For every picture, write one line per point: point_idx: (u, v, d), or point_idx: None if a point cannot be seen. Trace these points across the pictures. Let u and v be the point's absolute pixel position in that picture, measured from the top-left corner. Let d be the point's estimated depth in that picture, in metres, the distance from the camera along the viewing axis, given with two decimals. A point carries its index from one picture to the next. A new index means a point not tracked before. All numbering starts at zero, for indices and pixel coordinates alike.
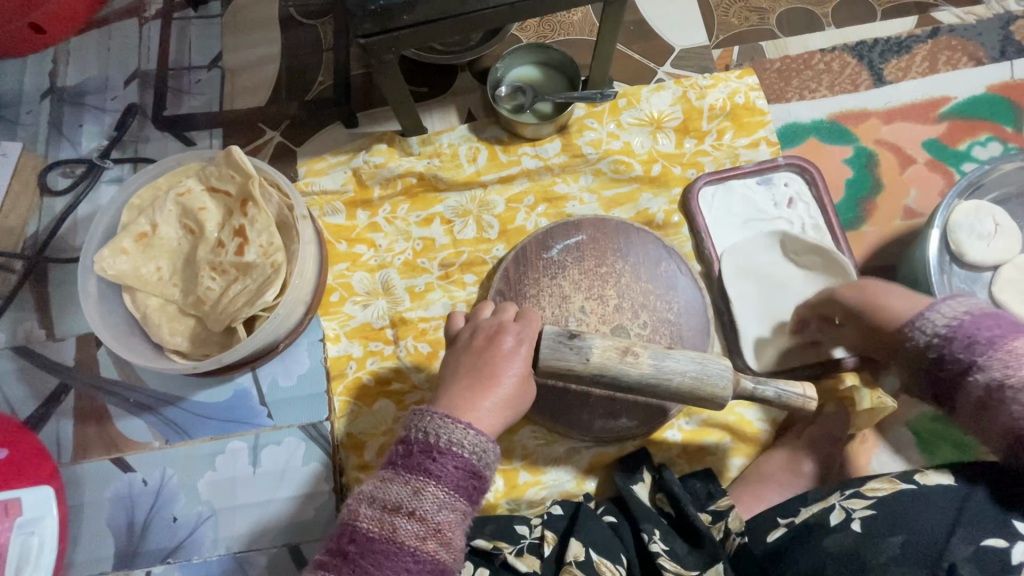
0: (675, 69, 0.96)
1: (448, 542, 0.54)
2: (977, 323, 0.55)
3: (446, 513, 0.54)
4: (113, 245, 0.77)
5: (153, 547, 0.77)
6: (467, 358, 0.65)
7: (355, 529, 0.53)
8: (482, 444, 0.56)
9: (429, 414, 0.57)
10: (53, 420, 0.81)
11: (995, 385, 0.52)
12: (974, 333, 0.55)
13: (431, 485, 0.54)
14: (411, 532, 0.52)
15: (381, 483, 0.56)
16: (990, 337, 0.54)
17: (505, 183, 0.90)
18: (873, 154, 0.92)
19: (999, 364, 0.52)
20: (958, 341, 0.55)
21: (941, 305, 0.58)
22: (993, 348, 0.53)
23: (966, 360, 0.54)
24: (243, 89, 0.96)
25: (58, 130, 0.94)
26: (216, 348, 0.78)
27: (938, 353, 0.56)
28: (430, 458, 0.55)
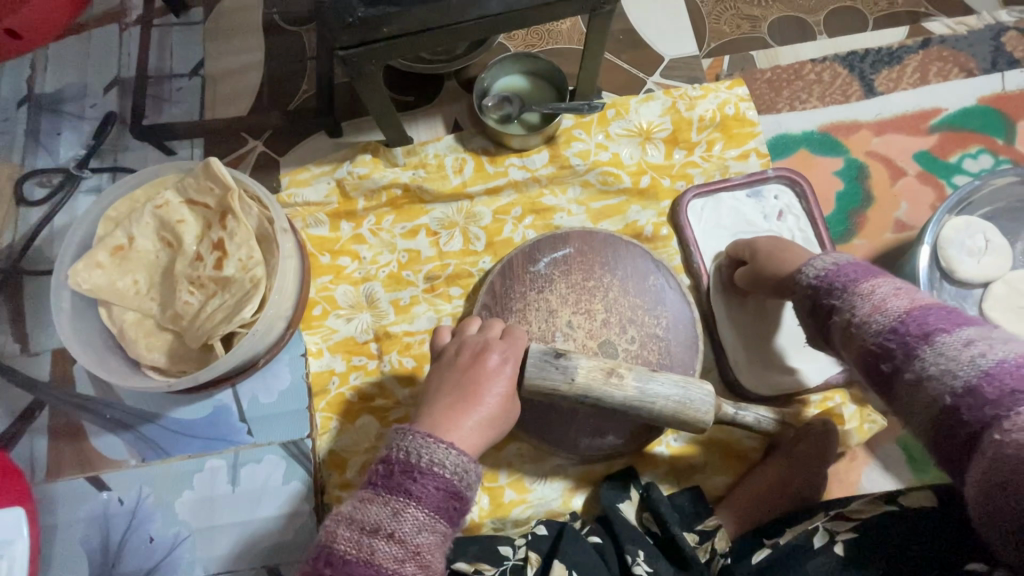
0: (664, 79, 0.95)
1: (428, 565, 0.52)
2: (841, 271, 0.59)
3: (427, 535, 0.52)
4: (88, 258, 0.75)
5: (128, 568, 0.75)
6: (448, 377, 0.64)
7: (332, 551, 0.52)
8: (465, 464, 0.55)
9: (411, 432, 0.56)
10: (27, 437, 0.80)
11: (847, 321, 0.55)
12: (835, 282, 0.59)
13: (411, 506, 0.52)
14: (389, 555, 0.51)
15: (361, 504, 0.54)
16: (847, 281, 0.58)
17: (492, 194, 0.89)
18: (864, 166, 0.91)
19: (848, 304, 0.56)
20: (821, 289, 0.60)
21: (816, 259, 0.63)
22: (848, 291, 0.57)
23: (829, 302, 0.58)
24: (225, 97, 0.94)
25: (35, 138, 0.92)
26: (194, 364, 0.76)
27: (814, 300, 0.61)
28: (411, 479, 0.53)
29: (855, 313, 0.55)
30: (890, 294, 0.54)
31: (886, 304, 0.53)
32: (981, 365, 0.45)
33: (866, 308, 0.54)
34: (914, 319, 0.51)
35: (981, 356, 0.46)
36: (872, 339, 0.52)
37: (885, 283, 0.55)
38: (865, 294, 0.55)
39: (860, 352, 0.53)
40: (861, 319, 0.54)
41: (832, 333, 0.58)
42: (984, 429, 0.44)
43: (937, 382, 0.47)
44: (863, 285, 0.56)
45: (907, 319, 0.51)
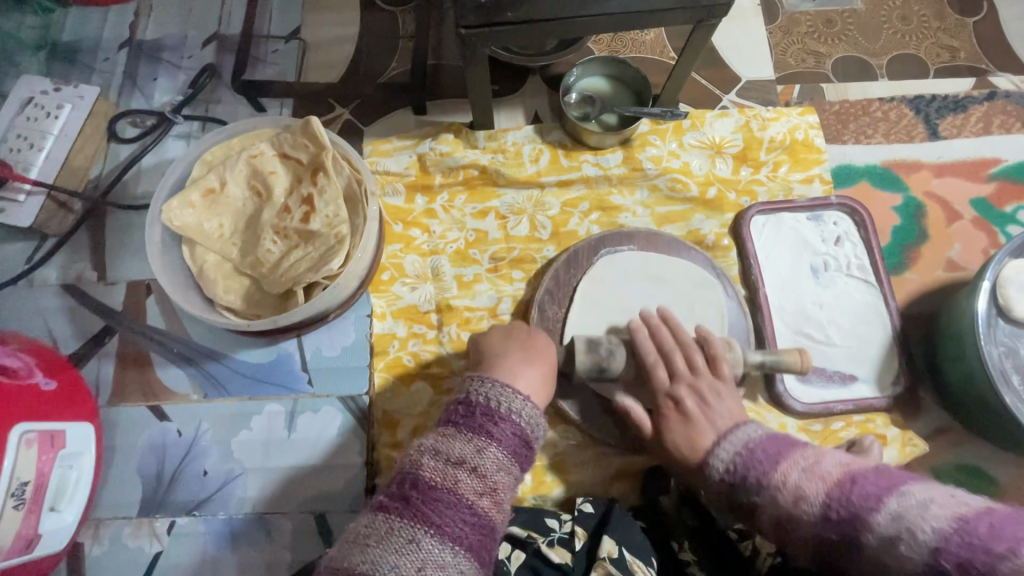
0: (739, 98, 0.98)
1: (499, 503, 0.57)
2: (748, 460, 0.63)
3: (502, 475, 0.57)
4: (182, 197, 0.79)
5: (181, 497, 0.78)
6: (510, 340, 0.71)
7: (418, 477, 0.55)
8: (538, 416, 0.60)
9: (490, 381, 0.61)
10: (94, 361, 0.83)
11: (778, 518, 0.59)
12: (747, 471, 0.63)
13: (492, 447, 0.57)
14: (471, 487, 0.55)
15: (442, 439, 0.58)
16: (759, 472, 0.62)
17: (563, 187, 0.92)
18: (922, 205, 0.94)
19: (770, 501, 0.60)
20: (737, 484, 0.63)
21: (722, 440, 0.67)
22: (763, 484, 0.61)
23: (750, 496, 0.62)
24: (318, 65, 0.98)
25: (133, 81, 0.96)
26: (269, 309, 0.79)
27: (729, 484, 0.64)
28: (492, 421, 0.58)
29: (785, 502, 0.59)
30: (803, 478, 0.59)
31: (806, 492, 0.58)
32: (931, 523, 0.49)
33: (789, 498, 0.58)
34: (845, 494, 0.55)
35: (922, 522, 0.49)
36: (813, 531, 0.56)
37: (794, 467, 0.60)
38: (778, 482, 0.60)
39: (807, 539, 0.57)
40: (789, 508, 0.58)
41: (758, 522, 0.62)
42: None
43: (895, 552, 0.50)
44: (774, 473, 0.61)
45: (835, 497, 0.55)
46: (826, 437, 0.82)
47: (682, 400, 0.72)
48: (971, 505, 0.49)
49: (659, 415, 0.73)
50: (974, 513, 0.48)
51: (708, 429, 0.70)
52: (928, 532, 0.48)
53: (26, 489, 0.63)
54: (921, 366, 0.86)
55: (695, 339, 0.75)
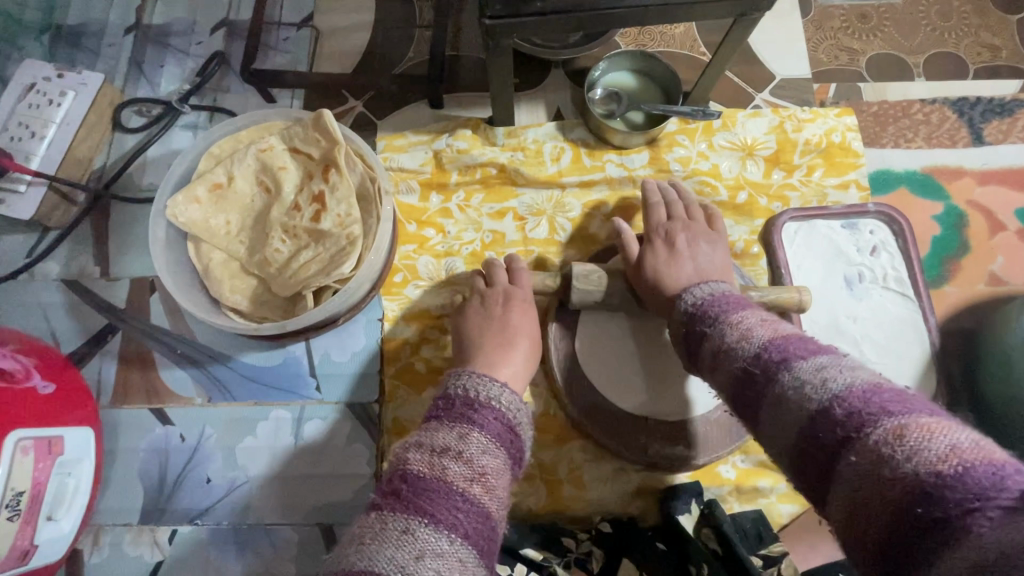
0: (773, 97, 0.93)
1: (495, 490, 0.52)
2: (716, 302, 0.58)
3: (491, 459, 0.52)
4: (188, 192, 0.76)
5: (183, 505, 0.75)
6: (488, 325, 0.73)
7: (405, 471, 0.50)
8: (518, 401, 0.58)
9: (466, 373, 0.59)
10: (96, 360, 0.80)
11: (718, 347, 0.53)
12: (710, 310, 0.57)
13: (476, 431, 0.53)
14: (460, 473, 0.50)
15: (425, 434, 0.54)
16: (720, 312, 0.56)
17: (585, 188, 0.88)
18: (963, 215, 0.89)
19: (717, 334, 0.54)
20: (696, 317, 0.58)
21: (693, 288, 0.62)
22: (720, 321, 0.55)
23: (703, 328, 0.56)
24: (330, 54, 0.94)
25: (139, 68, 0.92)
26: (277, 312, 0.76)
27: (692, 317, 0.59)
28: (473, 409, 0.55)
29: (726, 340, 0.52)
30: (755, 325, 0.52)
31: (751, 334, 0.51)
32: (844, 377, 0.42)
33: (734, 337, 0.52)
34: (777, 347, 0.48)
35: (839, 375, 0.43)
36: (744, 363, 0.49)
37: (752, 316, 0.53)
38: (731, 327, 0.53)
39: (732, 373, 0.50)
40: (729, 345, 0.51)
41: (702, 360, 0.56)
42: (841, 446, 0.40)
43: (809, 390, 0.43)
44: (731, 316, 0.54)
45: (772, 343, 0.48)
46: None
47: (673, 234, 0.76)
48: (889, 378, 0.43)
49: (648, 245, 0.75)
50: (890, 385, 0.42)
51: (688, 266, 0.72)
52: (838, 382, 0.42)
53: (20, 499, 0.59)
54: (959, 385, 0.82)
55: (696, 204, 0.81)
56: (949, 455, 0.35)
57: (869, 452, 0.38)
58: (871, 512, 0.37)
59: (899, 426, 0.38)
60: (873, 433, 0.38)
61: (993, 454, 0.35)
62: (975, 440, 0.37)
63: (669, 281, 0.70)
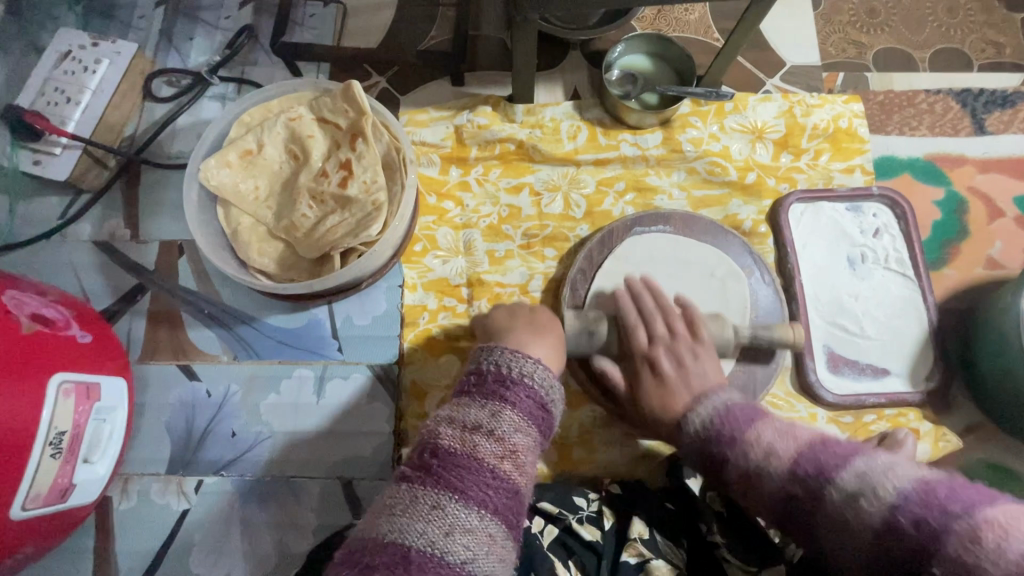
0: (783, 83, 0.96)
1: (522, 467, 0.56)
2: (726, 418, 0.64)
3: (520, 438, 0.56)
4: (220, 156, 0.79)
5: (210, 457, 0.78)
6: (516, 320, 0.71)
7: (437, 445, 0.54)
8: (550, 378, 0.60)
9: (499, 349, 0.61)
10: (126, 318, 0.83)
11: (746, 469, 0.60)
12: (728, 429, 0.63)
13: (507, 409, 0.56)
14: (490, 452, 0.54)
15: (457, 409, 0.58)
16: (734, 428, 0.63)
17: (600, 165, 0.91)
18: (963, 200, 0.92)
19: (739, 455, 0.61)
20: (711, 440, 0.64)
21: (696, 406, 0.68)
22: (737, 441, 0.62)
23: (721, 448, 0.63)
24: (355, 31, 0.97)
25: (168, 39, 0.95)
26: (303, 274, 0.79)
27: (709, 438, 0.65)
28: (504, 386, 0.58)
29: (751, 463, 0.60)
30: (776, 439, 0.59)
31: (775, 450, 0.59)
32: (893, 483, 0.48)
33: (759, 455, 0.59)
34: (813, 451, 0.56)
35: (884, 481, 0.49)
36: (779, 476, 0.57)
37: (769, 429, 0.61)
38: (752, 440, 0.61)
39: (773, 496, 0.57)
40: (759, 465, 0.59)
41: (727, 480, 0.63)
42: (921, 559, 0.45)
43: (862, 502, 0.49)
44: (748, 433, 0.61)
45: (803, 455, 0.56)
46: (857, 429, 0.81)
47: (658, 361, 0.73)
48: (932, 473, 0.49)
49: (637, 379, 0.74)
50: (935, 478, 0.48)
51: (683, 391, 0.71)
52: (891, 489, 0.48)
53: (63, 438, 0.63)
54: (955, 362, 0.85)
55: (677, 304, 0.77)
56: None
57: (953, 563, 0.43)
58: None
59: (975, 527, 0.43)
60: (947, 543, 0.44)
61: None
62: None
63: (673, 409, 0.71)
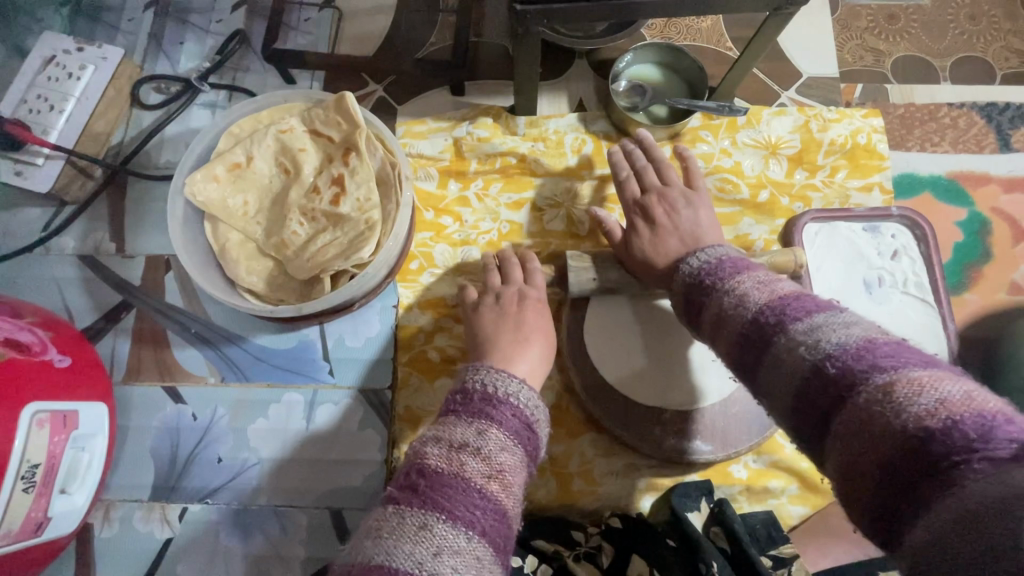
0: (799, 95, 0.92)
1: (513, 488, 0.51)
2: (723, 265, 0.56)
3: (508, 457, 0.51)
4: (207, 170, 0.75)
5: (194, 483, 0.75)
6: (503, 323, 0.72)
7: (423, 465, 0.49)
8: (536, 397, 0.57)
9: (485, 368, 0.58)
10: (110, 336, 0.80)
11: (722, 309, 0.51)
12: (713, 277, 0.56)
13: (494, 428, 0.52)
14: (478, 471, 0.49)
15: (442, 428, 0.53)
16: (719, 278, 0.55)
17: (605, 181, 0.87)
18: (987, 222, 0.88)
19: (716, 299, 0.53)
20: (697, 283, 0.57)
21: (696, 253, 0.60)
22: (718, 289, 0.54)
23: (704, 296, 0.55)
24: (352, 36, 0.93)
25: (158, 44, 0.92)
26: (293, 295, 0.75)
27: (697, 279, 0.57)
28: (490, 405, 0.54)
29: (727, 303, 0.51)
30: (753, 287, 0.50)
31: (748, 297, 0.49)
32: (838, 336, 0.41)
33: (733, 300, 0.50)
34: (784, 304, 0.47)
35: (835, 334, 0.42)
36: (752, 313, 0.48)
37: (751, 278, 0.52)
38: (729, 289, 0.52)
39: (733, 337, 0.49)
40: (728, 311, 0.50)
41: (703, 323, 0.54)
42: (842, 396, 0.39)
43: (809, 348, 0.42)
44: (729, 281, 0.53)
45: (770, 305, 0.47)
46: None
47: (649, 208, 0.75)
48: (885, 334, 0.41)
49: (630, 228, 0.75)
50: (883, 337, 0.41)
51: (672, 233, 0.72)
52: (832, 342, 0.41)
53: (36, 472, 0.59)
54: None
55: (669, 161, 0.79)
56: (936, 410, 0.35)
57: (856, 413, 0.38)
58: (866, 476, 0.37)
59: (890, 382, 0.37)
60: (866, 392, 0.38)
61: (989, 405, 0.34)
62: (969, 393, 0.35)
63: (657, 256, 0.71)
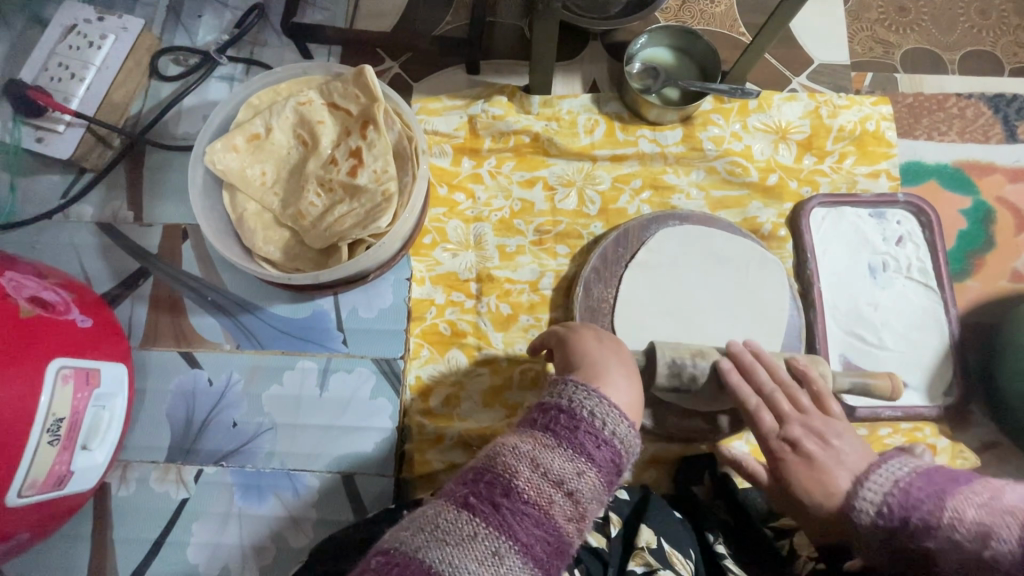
0: (810, 82, 0.93)
1: (582, 530, 0.48)
2: (902, 489, 0.52)
3: (596, 505, 0.47)
4: (226, 140, 0.76)
5: (209, 447, 0.77)
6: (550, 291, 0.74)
7: (510, 484, 0.45)
8: (640, 449, 0.51)
9: (603, 396, 0.50)
10: (128, 302, 0.81)
11: (858, 498, 0.56)
12: (851, 475, 0.59)
13: (594, 472, 0.47)
14: (564, 513, 0.45)
15: (540, 446, 0.47)
16: (859, 472, 0.58)
17: (616, 161, 0.88)
18: (992, 210, 0.89)
19: (863, 484, 0.56)
20: (830, 493, 0.60)
21: (866, 478, 0.56)
22: (858, 485, 0.57)
23: (840, 503, 0.58)
24: (369, 13, 0.94)
25: (177, 16, 0.93)
26: (309, 265, 0.77)
27: (825, 527, 0.61)
28: (597, 442, 0.48)
29: (867, 495, 0.55)
30: (904, 471, 0.54)
31: (879, 479, 0.55)
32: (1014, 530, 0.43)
33: (881, 492, 0.54)
34: (929, 491, 0.50)
35: (1008, 529, 0.43)
36: (897, 512, 0.52)
37: (896, 469, 0.55)
38: (866, 492, 0.55)
39: (879, 529, 0.52)
40: (868, 517, 0.54)
41: (839, 519, 0.58)
42: None
43: (975, 542, 0.44)
44: (863, 483, 0.56)
45: (915, 503, 0.50)
46: (872, 443, 0.80)
47: (801, 442, 0.65)
48: None
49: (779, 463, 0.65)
50: None
51: (839, 470, 0.61)
52: (1002, 551, 0.43)
53: (61, 425, 0.61)
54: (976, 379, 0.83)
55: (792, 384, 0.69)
56: None
57: None
58: None
59: None
60: None
61: None
62: None
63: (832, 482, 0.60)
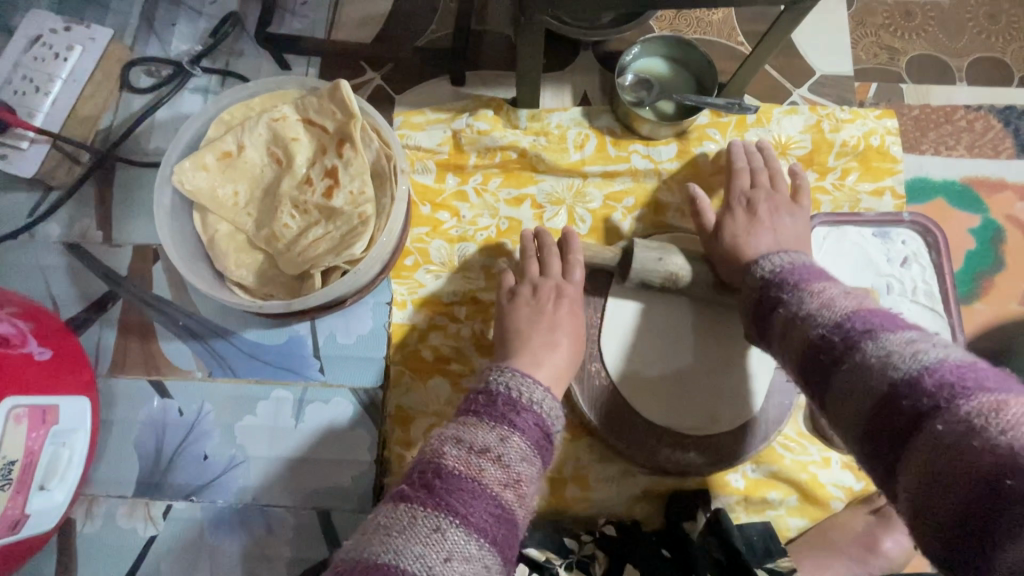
0: (811, 94, 0.89)
1: (523, 498, 0.51)
2: (794, 271, 0.59)
3: (528, 467, 0.51)
4: (196, 158, 0.72)
5: (179, 481, 0.73)
6: (539, 318, 0.70)
7: (440, 466, 0.49)
8: (558, 408, 0.56)
9: (511, 371, 0.57)
10: (95, 327, 0.78)
11: (791, 314, 0.54)
12: (785, 278, 0.58)
13: (516, 435, 0.52)
14: (496, 477, 0.49)
15: (463, 428, 0.52)
16: (799, 277, 0.57)
17: (608, 178, 0.84)
18: (1001, 229, 0.85)
19: (795, 299, 0.55)
20: (771, 284, 0.59)
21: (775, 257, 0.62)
22: (798, 287, 0.56)
23: (780, 293, 0.57)
24: (350, 21, 0.90)
25: (148, 25, 0.88)
26: (283, 290, 0.73)
27: (766, 281, 0.60)
28: (514, 411, 0.53)
29: (801, 308, 0.54)
30: (839, 295, 0.53)
31: (834, 303, 0.52)
32: (934, 356, 0.44)
33: (813, 304, 0.53)
34: (859, 318, 0.49)
35: (932, 350, 0.45)
36: (825, 329, 0.51)
37: (834, 286, 0.54)
38: (808, 297, 0.54)
39: (806, 339, 0.52)
40: (808, 312, 0.53)
41: (771, 325, 0.57)
42: (933, 410, 0.42)
43: (900, 359, 0.45)
44: (809, 285, 0.55)
45: (849, 318, 0.50)
46: None
47: (756, 204, 0.75)
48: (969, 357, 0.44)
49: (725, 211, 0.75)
50: (963, 360, 0.44)
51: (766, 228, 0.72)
52: (925, 359, 0.44)
53: (13, 468, 0.58)
54: None
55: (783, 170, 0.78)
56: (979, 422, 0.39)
57: (959, 422, 0.40)
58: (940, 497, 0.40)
59: (975, 406, 0.40)
60: (966, 406, 0.40)
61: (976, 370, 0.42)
62: (963, 358, 0.44)
63: (747, 246, 0.70)
